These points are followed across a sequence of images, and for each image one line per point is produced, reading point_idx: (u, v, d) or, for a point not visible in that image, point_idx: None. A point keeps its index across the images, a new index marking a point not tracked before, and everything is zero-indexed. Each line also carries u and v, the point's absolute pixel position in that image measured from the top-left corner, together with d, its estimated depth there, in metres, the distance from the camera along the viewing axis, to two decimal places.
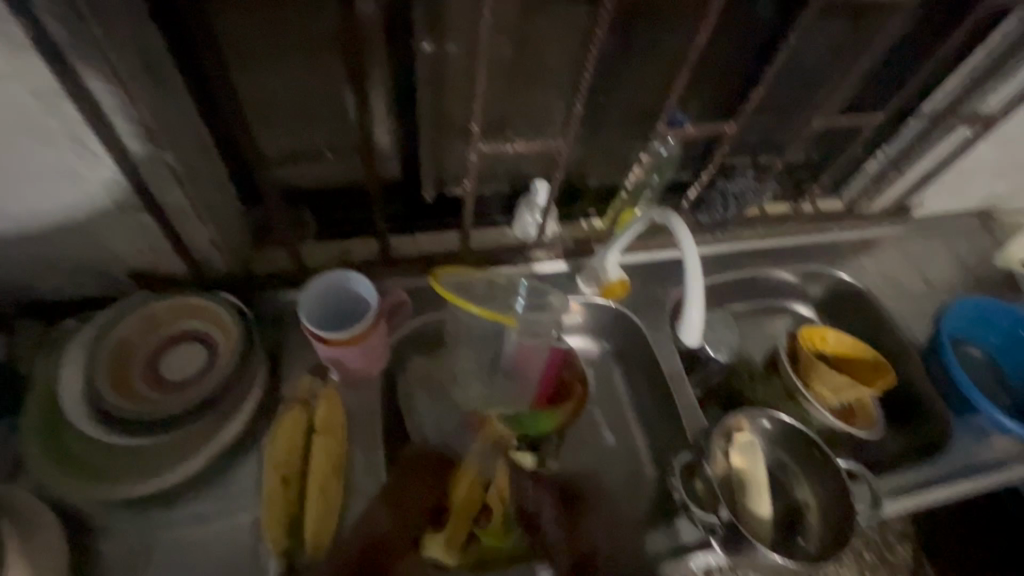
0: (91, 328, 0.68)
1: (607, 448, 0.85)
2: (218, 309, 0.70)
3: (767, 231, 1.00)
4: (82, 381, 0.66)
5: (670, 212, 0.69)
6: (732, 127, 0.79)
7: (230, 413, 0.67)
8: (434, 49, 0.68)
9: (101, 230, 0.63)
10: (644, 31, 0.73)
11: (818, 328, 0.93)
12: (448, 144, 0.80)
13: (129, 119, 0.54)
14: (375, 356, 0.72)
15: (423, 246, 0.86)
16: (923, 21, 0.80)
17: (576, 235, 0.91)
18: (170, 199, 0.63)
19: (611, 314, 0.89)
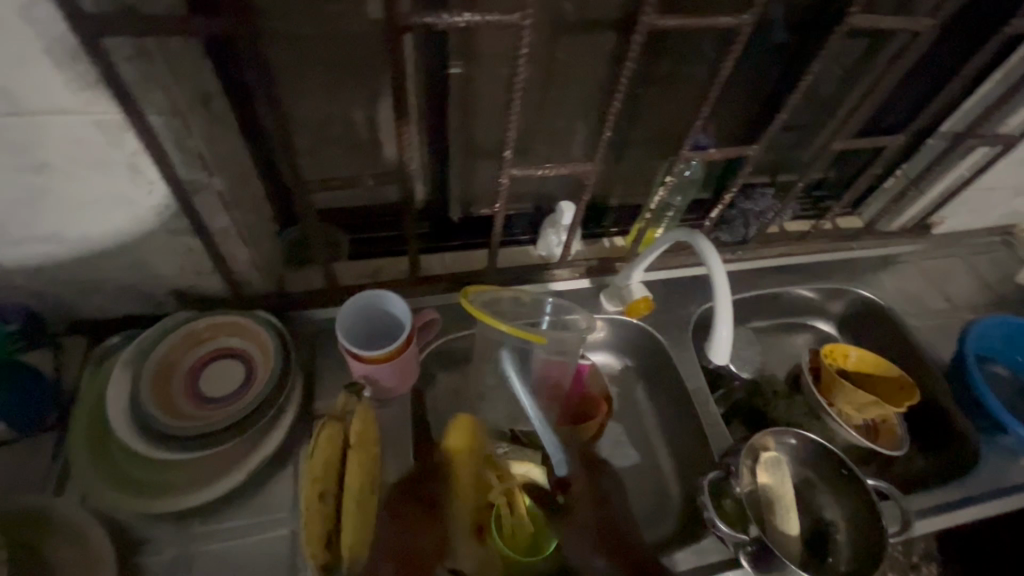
0: (136, 345, 0.71)
1: (631, 463, 0.87)
2: (257, 329, 0.73)
3: (786, 249, 1.01)
4: (126, 398, 0.68)
5: (698, 234, 0.69)
6: (755, 151, 0.78)
7: (270, 427, 0.70)
8: (467, 78, 0.71)
9: (150, 252, 0.66)
10: (668, 58, 0.75)
11: (839, 345, 0.94)
12: (476, 167, 0.83)
13: (185, 150, 0.57)
14: (406, 373, 0.74)
15: (451, 264, 0.90)
16: (941, 44, 0.82)
17: (598, 254, 0.94)
18: (216, 222, 0.66)
19: (633, 330, 0.91)
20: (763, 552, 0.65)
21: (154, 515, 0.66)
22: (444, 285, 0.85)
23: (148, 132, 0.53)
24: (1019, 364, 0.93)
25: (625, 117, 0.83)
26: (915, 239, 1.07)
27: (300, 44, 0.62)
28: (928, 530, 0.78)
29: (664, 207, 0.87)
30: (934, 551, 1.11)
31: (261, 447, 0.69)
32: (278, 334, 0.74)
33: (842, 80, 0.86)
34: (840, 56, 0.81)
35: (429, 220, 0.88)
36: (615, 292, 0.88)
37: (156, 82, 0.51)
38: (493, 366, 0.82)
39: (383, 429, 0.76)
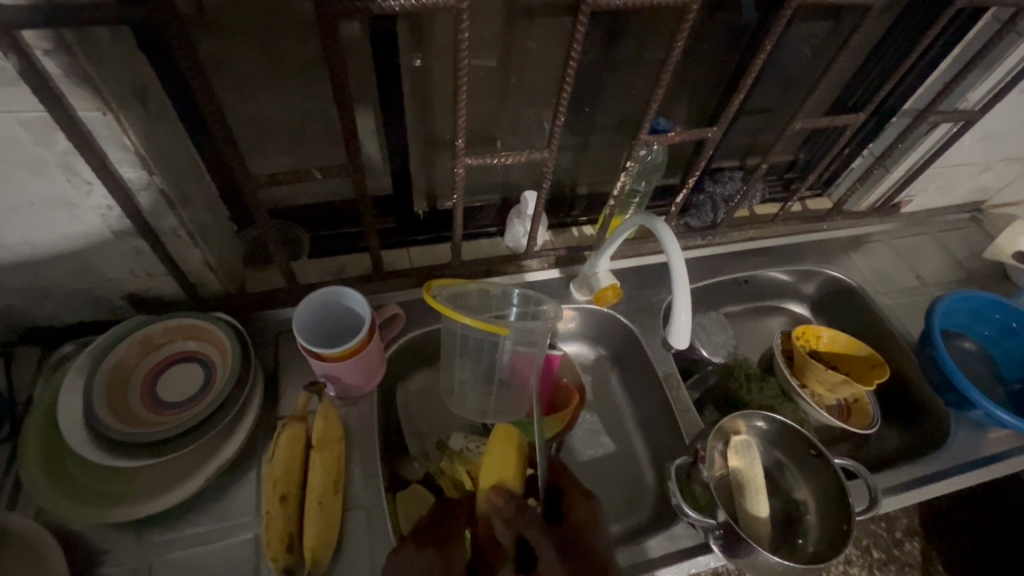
0: (87, 353, 0.68)
1: (606, 452, 0.87)
2: (215, 330, 0.72)
3: (757, 231, 1.01)
4: (76, 405, 0.65)
5: (654, 217, 0.68)
6: (716, 132, 0.76)
7: (230, 431, 0.68)
8: (419, 66, 0.69)
9: (97, 257, 0.64)
10: (623, 42, 0.74)
11: (811, 326, 0.94)
12: (436, 158, 0.82)
13: (122, 147, 0.55)
14: (370, 370, 0.73)
15: (416, 259, 0.88)
16: (897, 21, 0.81)
17: (568, 244, 0.94)
18: (163, 223, 0.64)
19: (603, 319, 0.91)
20: (731, 536, 0.64)
21: (112, 526, 0.64)
22: (410, 280, 0.84)
23: (77, 129, 0.51)
24: (987, 338, 0.94)
25: (585, 104, 0.82)
26: (884, 218, 1.08)
27: (239, 34, 0.60)
28: (895, 508, 0.78)
29: (630, 194, 0.87)
30: (916, 527, 1.12)
31: (222, 450, 0.67)
32: (237, 334, 0.72)
33: (803, 61, 0.85)
34: (797, 35, 0.81)
35: (394, 215, 0.87)
36: (583, 281, 0.87)
37: (81, 75, 0.48)
38: (461, 360, 0.81)
39: (350, 427, 0.74)
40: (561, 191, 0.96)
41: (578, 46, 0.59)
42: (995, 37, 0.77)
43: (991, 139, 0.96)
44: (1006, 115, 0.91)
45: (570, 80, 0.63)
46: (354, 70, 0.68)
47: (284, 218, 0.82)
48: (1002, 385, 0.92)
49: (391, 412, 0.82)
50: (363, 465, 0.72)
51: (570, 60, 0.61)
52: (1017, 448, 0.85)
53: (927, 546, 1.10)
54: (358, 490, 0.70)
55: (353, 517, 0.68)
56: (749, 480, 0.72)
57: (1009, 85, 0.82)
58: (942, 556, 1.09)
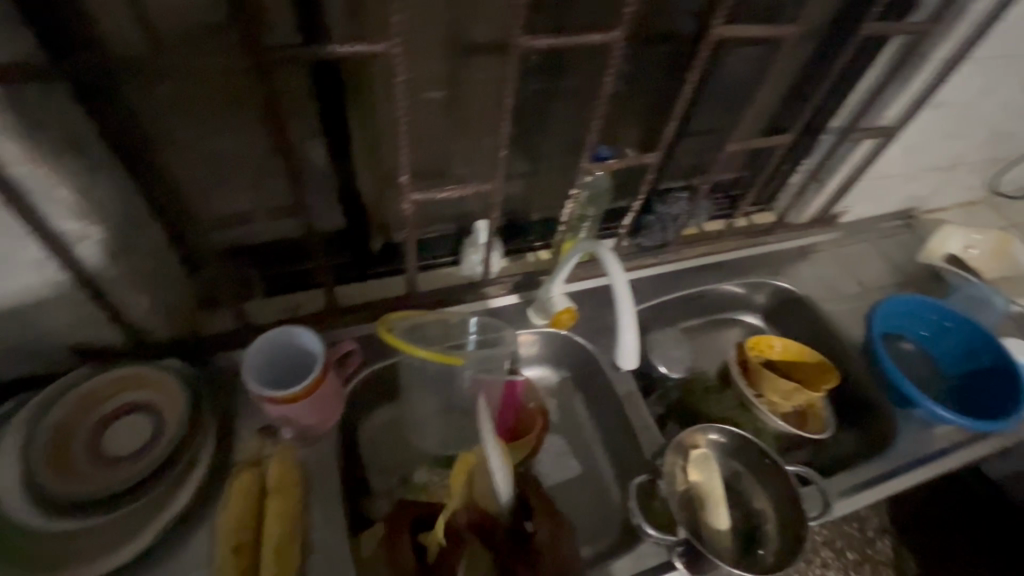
0: (26, 411, 0.65)
1: (572, 474, 0.87)
2: (164, 379, 0.70)
3: (706, 248, 1.05)
4: (14, 470, 0.62)
5: (599, 243, 0.70)
6: (654, 158, 0.79)
7: (181, 482, 0.66)
8: (362, 104, 0.71)
9: (34, 312, 0.62)
10: (560, 75, 0.78)
11: (764, 336, 0.97)
12: (387, 193, 0.83)
13: (55, 199, 0.54)
14: (327, 409, 0.72)
15: (373, 293, 0.88)
16: (816, 48, 0.87)
17: (524, 269, 0.95)
18: (104, 273, 0.63)
19: (562, 341, 0.92)
20: (691, 552, 0.65)
21: None
22: (367, 315, 0.84)
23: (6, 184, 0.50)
24: (924, 338, 0.99)
25: (530, 133, 0.85)
26: (826, 228, 1.14)
27: (177, 82, 0.61)
28: (850, 510, 0.80)
29: (580, 218, 0.89)
30: (887, 525, 1.15)
31: (173, 504, 0.65)
32: (188, 382, 0.71)
33: (734, 87, 0.90)
34: (724, 65, 0.86)
35: (349, 252, 0.87)
36: (539, 306, 0.88)
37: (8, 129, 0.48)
38: (422, 391, 0.81)
39: (309, 470, 0.73)
40: (516, 218, 0.98)
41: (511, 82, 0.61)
42: (902, 60, 0.83)
43: (914, 151, 1.02)
44: (922, 130, 0.98)
45: (507, 113, 0.65)
46: (296, 113, 0.69)
47: (235, 260, 0.81)
48: (942, 383, 0.96)
49: (353, 449, 0.81)
50: (323, 507, 0.70)
51: (506, 95, 0.63)
52: (962, 443, 0.89)
53: (899, 544, 1.13)
54: (318, 534, 0.68)
55: (314, 561, 0.66)
56: (712, 490, 0.74)
57: (920, 103, 0.88)
58: (914, 551, 1.13)
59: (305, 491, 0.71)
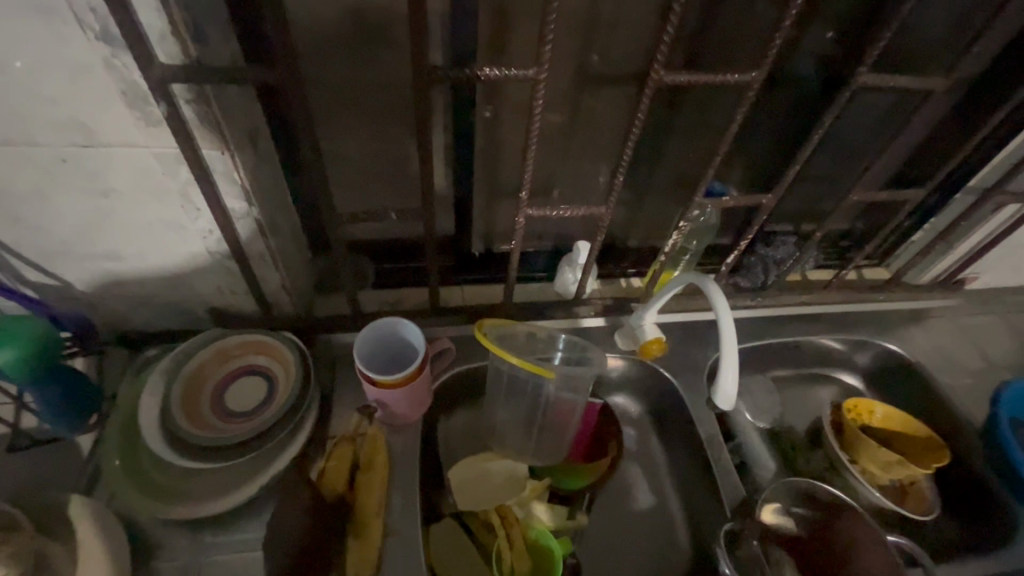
0: (170, 356, 0.76)
1: (638, 508, 0.87)
2: (279, 344, 0.78)
3: (808, 297, 1.00)
4: (158, 421, 0.72)
5: (704, 276, 0.68)
6: (771, 199, 0.78)
7: (288, 441, 0.73)
8: (492, 115, 0.76)
9: (189, 273, 0.73)
10: (687, 108, 0.78)
11: (865, 400, 0.91)
12: (499, 208, 0.89)
13: (232, 184, 0.63)
14: (418, 401, 0.77)
15: (471, 298, 0.93)
16: (962, 100, 0.83)
17: (615, 294, 0.96)
18: (254, 249, 0.71)
19: (643, 369, 0.91)
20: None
21: (170, 524, 0.70)
22: (461, 317, 0.88)
23: (201, 163, 0.58)
24: None
25: (644, 164, 0.86)
26: (944, 292, 1.04)
27: (337, 94, 0.69)
28: None
29: (681, 251, 0.89)
30: None
31: (277, 461, 0.72)
32: (301, 352, 0.78)
33: (866, 130, 0.87)
34: (858, 110, 0.84)
35: (450, 255, 0.92)
36: (629, 332, 0.87)
37: (152, 118, 0.55)
38: (506, 399, 0.83)
39: (393, 455, 0.77)
40: (612, 244, 0.98)
41: (646, 99, 0.63)
42: None
43: None
44: None
45: (636, 132, 0.67)
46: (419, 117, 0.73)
47: (361, 251, 0.88)
48: None
49: (431, 450, 0.84)
50: (403, 492, 0.75)
51: (639, 109, 0.64)
52: None
53: None
54: (396, 523, 0.72)
55: (393, 541, 0.71)
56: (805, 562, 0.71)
57: None
58: None
59: (391, 476, 0.76)
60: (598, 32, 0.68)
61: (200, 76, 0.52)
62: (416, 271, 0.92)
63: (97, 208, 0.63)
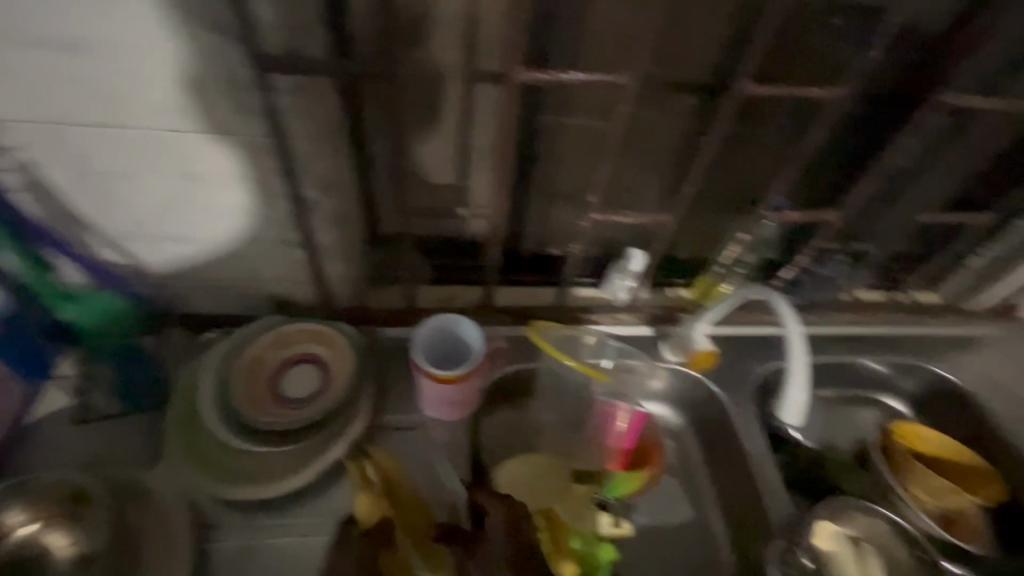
0: (228, 341, 0.77)
1: (679, 522, 0.84)
2: (335, 334, 0.79)
3: (858, 318, 0.98)
4: (217, 402, 0.73)
5: (771, 294, 0.76)
6: (834, 216, 0.84)
7: (342, 430, 0.74)
8: (557, 120, 0.76)
9: (255, 260, 0.75)
10: (752, 121, 0.78)
11: (911, 425, 0.88)
12: (554, 212, 0.86)
13: (311, 175, 0.64)
14: (468, 399, 0.77)
15: (523, 299, 0.90)
16: None
17: (665, 302, 0.92)
18: (321, 240, 0.72)
19: (688, 381, 0.90)
20: None
21: (226, 505, 0.71)
22: (512, 317, 0.89)
23: (286, 154, 0.60)
24: None
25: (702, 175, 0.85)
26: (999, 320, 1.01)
27: None
28: None
29: (736, 263, 0.89)
30: None
31: (331, 449, 0.73)
32: (355, 344, 0.79)
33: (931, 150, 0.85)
34: (929, 132, 0.81)
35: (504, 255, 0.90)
36: (678, 342, 0.87)
37: (246, 105, 0.58)
38: (553, 400, 0.85)
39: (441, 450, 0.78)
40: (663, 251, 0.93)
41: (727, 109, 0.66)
42: None
43: None
44: None
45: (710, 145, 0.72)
46: (486, 116, 0.74)
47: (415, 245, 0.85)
48: None
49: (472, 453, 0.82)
50: None
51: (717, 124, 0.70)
52: None
53: None
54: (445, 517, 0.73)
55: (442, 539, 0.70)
56: None
57: None
58: None
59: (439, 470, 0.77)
60: (674, 40, 0.69)
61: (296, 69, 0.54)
62: (468, 269, 0.89)
63: (179, 190, 0.66)
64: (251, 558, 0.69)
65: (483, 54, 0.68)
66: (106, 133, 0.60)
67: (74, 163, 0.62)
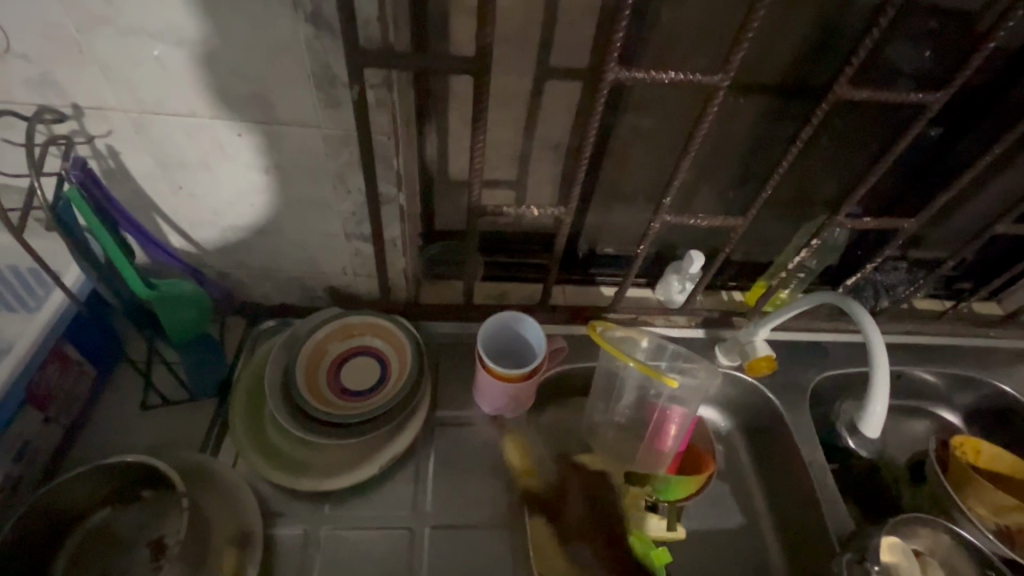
0: (291, 331, 0.78)
1: (731, 527, 0.84)
2: (394, 328, 0.79)
3: (915, 327, 0.96)
4: (281, 394, 0.74)
5: (846, 298, 0.72)
6: (911, 224, 0.79)
7: (403, 425, 0.75)
8: (628, 118, 0.75)
9: (320, 252, 0.75)
10: (829, 124, 0.76)
11: (971, 438, 0.86)
12: (615, 210, 0.87)
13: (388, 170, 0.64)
14: (526, 397, 0.77)
15: (577, 298, 0.92)
16: None
17: (718, 306, 0.93)
18: (389, 233, 0.72)
19: (742, 387, 0.89)
20: None
21: (289, 494, 0.72)
22: (567, 316, 0.88)
23: (369, 149, 0.60)
24: None
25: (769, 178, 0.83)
26: None
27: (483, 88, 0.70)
28: None
29: (797, 270, 0.88)
30: None
31: (393, 443, 0.74)
32: (414, 338, 0.79)
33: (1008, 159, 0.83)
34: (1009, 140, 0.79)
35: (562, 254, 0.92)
36: (736, 346, 0.85)
37: (334, 99, 0.58)
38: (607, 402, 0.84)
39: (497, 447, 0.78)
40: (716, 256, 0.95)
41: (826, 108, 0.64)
42: None
43: None
44: None
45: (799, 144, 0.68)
46: (558, 113, 0.73)
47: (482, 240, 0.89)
48: None
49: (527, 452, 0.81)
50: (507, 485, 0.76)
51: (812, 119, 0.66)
52: None
53: None
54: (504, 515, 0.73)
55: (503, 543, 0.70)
56: None
57: None
58: None
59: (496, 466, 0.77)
60: (761, 40, 0.67)
61: (392, 64, 0.54)
62: (526, 267, 0.92)
63: (255, 182, 0.66)
64: (314, 547, 0.70)
65: (563, 50, 0.67)
66: (189, 123, 0.60)
67: (155, 150, 0.62)
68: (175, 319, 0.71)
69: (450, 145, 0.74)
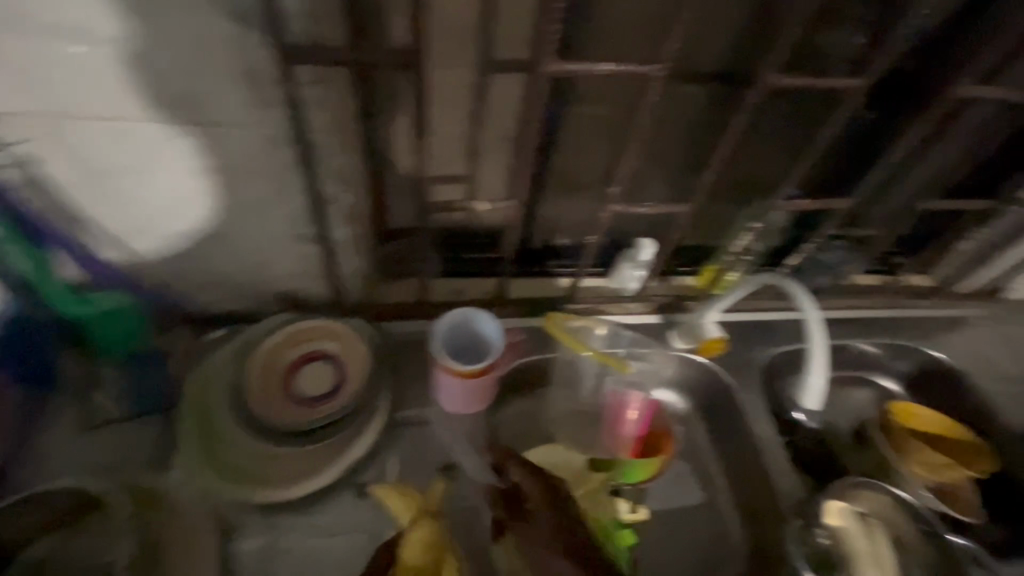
0: (239, 340, 0.75)
1: (692, 504, 0.86)
2: (348, 331, 0.77)
3: (853, 302, 1.01)
4: (232, 407, 0.72)
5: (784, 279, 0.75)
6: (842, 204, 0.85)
7: (361, 428, 0.74)
8: (572, 109, 0.76)
9: (266, 257, 0.73)
10: (763, 110, 0.79)
11: (907, 404, 0.92)
12: (567, 201, 0.87)
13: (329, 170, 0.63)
14: (486, 394, 0.77)
15: (535, 290, 0.90)
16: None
17: (676, 292, 0.93)
18: (336, 234, 0.71)
19: (697, 368, 0.91)
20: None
21: (245, 508, 0.70)
22: (524, 309, 0.89)
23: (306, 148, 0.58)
24: None
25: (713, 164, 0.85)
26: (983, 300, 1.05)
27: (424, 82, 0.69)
28: None
29: (743, 253, 0.92)
30: None
31: (352, 447, 0.72)
32: (369, 340, 0.77)
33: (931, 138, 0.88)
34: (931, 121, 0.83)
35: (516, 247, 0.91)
36: (688, 329, 0.88)
37: (265, 99, 0.56)
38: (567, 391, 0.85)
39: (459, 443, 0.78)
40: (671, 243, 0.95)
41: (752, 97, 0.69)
42: None
43: None
44: None
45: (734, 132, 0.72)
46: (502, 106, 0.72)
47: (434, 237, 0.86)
48: None
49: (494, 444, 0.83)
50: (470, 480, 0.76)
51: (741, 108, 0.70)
52: None
53: None
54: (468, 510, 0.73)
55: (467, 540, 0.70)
56: (886, 559, 0.76)
57: None
58: None
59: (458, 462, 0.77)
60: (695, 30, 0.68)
61: None
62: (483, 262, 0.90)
63: (189, 187, 0.63)
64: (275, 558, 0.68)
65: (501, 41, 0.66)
66: (112, 128, 0.57)
67: (77, 159, 0.59)
68: (114, 332, 0.71)
69: (394, 141, 0.72)
